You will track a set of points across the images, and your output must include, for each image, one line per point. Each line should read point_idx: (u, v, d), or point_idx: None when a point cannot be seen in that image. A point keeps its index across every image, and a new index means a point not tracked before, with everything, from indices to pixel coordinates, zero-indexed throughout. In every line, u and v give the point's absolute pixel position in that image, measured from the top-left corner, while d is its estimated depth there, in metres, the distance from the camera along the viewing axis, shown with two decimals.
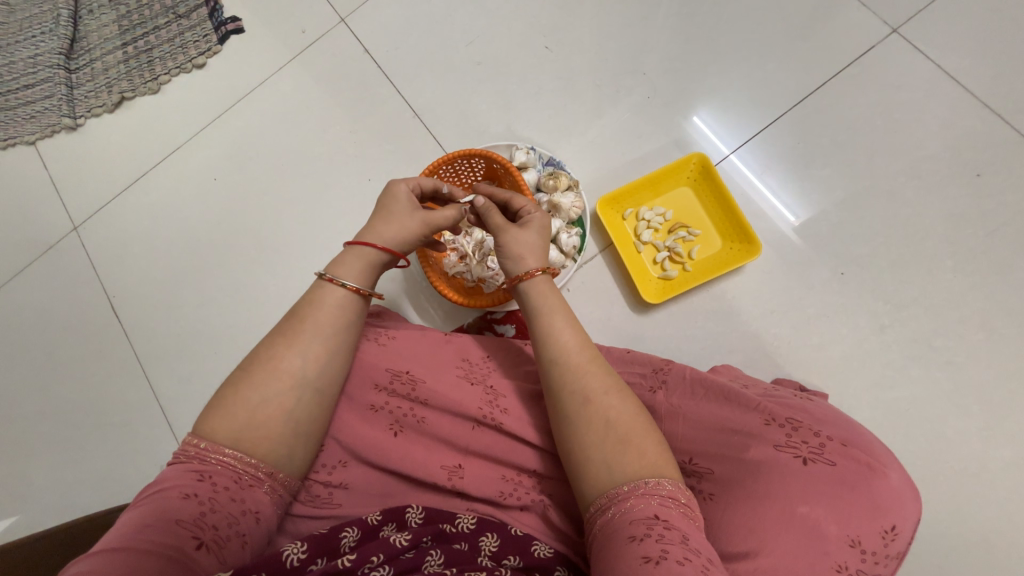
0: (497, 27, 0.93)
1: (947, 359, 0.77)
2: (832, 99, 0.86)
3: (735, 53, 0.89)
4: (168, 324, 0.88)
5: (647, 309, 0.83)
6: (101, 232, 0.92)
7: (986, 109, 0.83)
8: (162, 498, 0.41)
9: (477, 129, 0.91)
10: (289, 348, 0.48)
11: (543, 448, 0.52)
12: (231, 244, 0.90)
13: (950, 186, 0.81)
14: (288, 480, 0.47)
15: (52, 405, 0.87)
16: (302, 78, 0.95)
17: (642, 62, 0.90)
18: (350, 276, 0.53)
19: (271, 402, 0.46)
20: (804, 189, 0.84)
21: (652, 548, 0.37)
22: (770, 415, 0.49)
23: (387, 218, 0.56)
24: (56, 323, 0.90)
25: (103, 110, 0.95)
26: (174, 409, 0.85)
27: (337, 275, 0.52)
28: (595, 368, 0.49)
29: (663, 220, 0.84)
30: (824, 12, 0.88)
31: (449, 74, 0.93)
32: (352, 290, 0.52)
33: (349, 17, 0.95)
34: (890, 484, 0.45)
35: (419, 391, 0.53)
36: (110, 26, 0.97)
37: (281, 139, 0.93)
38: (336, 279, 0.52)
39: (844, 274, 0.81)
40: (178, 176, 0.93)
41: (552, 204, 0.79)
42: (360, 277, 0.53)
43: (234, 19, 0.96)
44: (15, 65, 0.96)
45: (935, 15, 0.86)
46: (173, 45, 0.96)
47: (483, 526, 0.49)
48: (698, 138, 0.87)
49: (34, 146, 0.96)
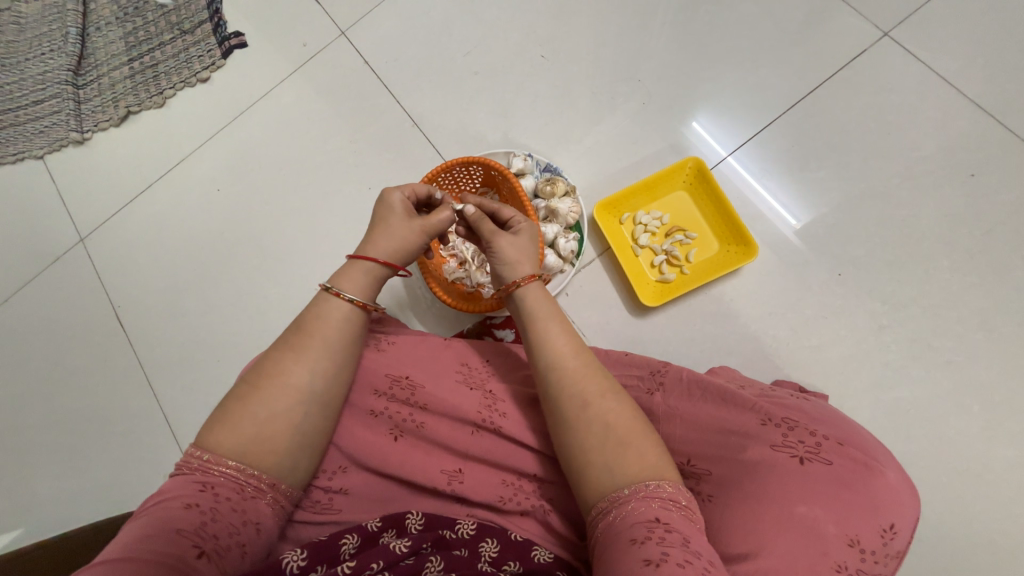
0: (495, 37, 0.95)
1: (947, 359, 0.76)
2: (826, 102, 0.87)
3: (729, 58, 0.90)
4: (172, 333, 0.89)
5: (646, 312, 0.83)
6: (106, 243, 0.94)
7: (979, 109, 0.83)
8: (163, 508, 0.41)
9: (475, 137, 0.92)
10: (297, 362, 0.49)
11: (542, 452, 0.52)
12: (233, 253, 0.92)
13: (946, 186, 0.81)
14: (289, 491, 0.47)
15: (58, 414, 0.88)
16: (303, 90, 0.96)
17: (638, 68, 0.91)
18: (354, 291, 0.53)
19: (279, 417, 0.47)
20: (801, 191, 0.85)
21: (653, 550, 0.37)
22: (767, 415, 0.49)
23: (385, 229, 0.57)
24: (63, 333, 0.91)
25: (110, 124, 0.97)
26: (176, 418, 0.86)
27: (341, 290, 0.53)
28: (591, 373, 0.49)
29: (660, 224, 0.85)
30: (817, 17, 0.89)
31: (447, 83, 0.94)
32: (358, 306, 0.53)
33: (349, 30, 0.97)
34: (887, 482, 0.45)
35: (419, 395, 0.54)
36: (117, 42, 1.00)
37: (282, 149, 0.95)
38: (340, 294, 0.53)
39: (842, 274, 0.81)
40: (183, 187, 0.95)
41: (550, 209, 0.80)
42: (365, 293, 0.54)
43: (238, 34, 0.98)
44: (24, 82, 0.98)
45: (926, 17, 0.86)
46: (178, 60, 0.98)
47: (483, 531, 0.49)
48: (695, 142, 0.88)
49: (42, 160, 0.97)
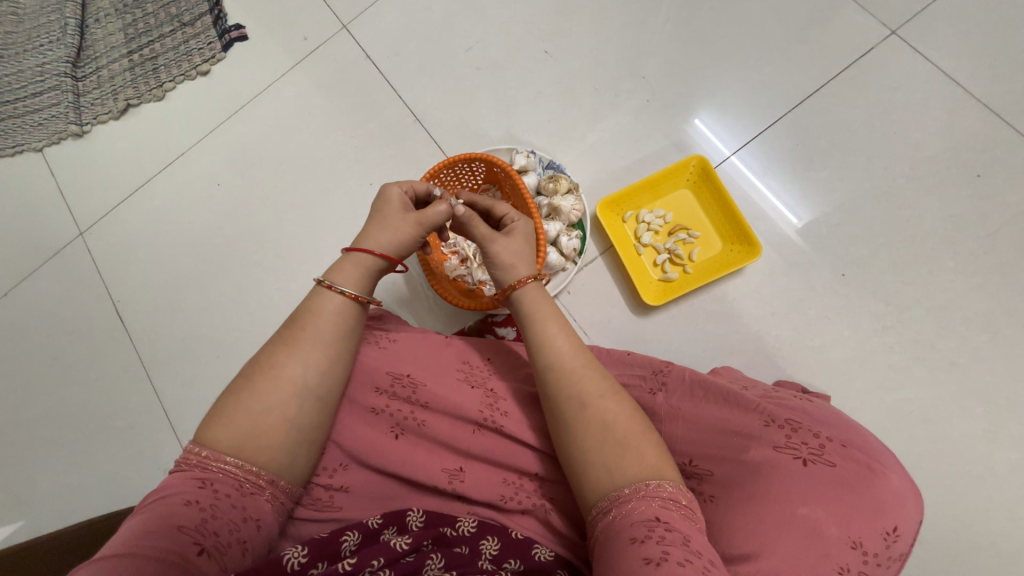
0: (497, 32, 0.94)
1: (949, 360, 0.76)
2: (831, 101, 0.86)
3: (733, 56, 0.89)
4: (172, 328, 0.89)
5: (647, 311, 0.83)
6: (106, 237, 0.93)
7: (985, 109, 0.82)
8: (164, 504, 0.41)
9: (477, 133, 0.91)
10: (290, 356, 0.49)
11: (542, 450, 0.52)
12: (233, 248, 0.91)
13: (951, 187, 0.81)
14: (289, 487, 0.47)
15: (57, 408, 0.88)
16: (303, 84, 0.96)
17: (642, 65, 0.90)
18: (347, 283, 0.53)
19: (273, 412, 0.46)
20: (805, 190, 0.84)
21: (653, 549, 0.37)
22: (770, 416, 0.49)
23: (381, 223, 0.57)
24: (62, 327, 0.90)
25: (109, 117, 0.97)
26: (176, 413, 0.86)
27: (334, 283, 0.53)
28: (591, 372, 0.49)
29: (663, 222, 0.85)
30: (822, 14, 0.88)
31: (449, 79, 0.93)
32: (351, 298, 0.53)
33: (350, 24, 0.96)
34: (891, 484, 0.44)
35: (419, 394, 0.54)
36: (116, 34, 0.99)
37: (283, 144, 0.94)
38: (333, 287, 0.52)
39: (845, 275, 0.81)
40: (182, 182, 0.94)
41: (552, 207, 0.79)
42: (358, 285, 0.54)
43: (238, 27, 0.98)
44: (23, 74, 0.97)
45: (933, 16, 0.86)
46: (177, 52, 0.97)
47: (484, 529, 0.48)
48: (698, 140, 0.87)
49: (41, 152, 0.97)
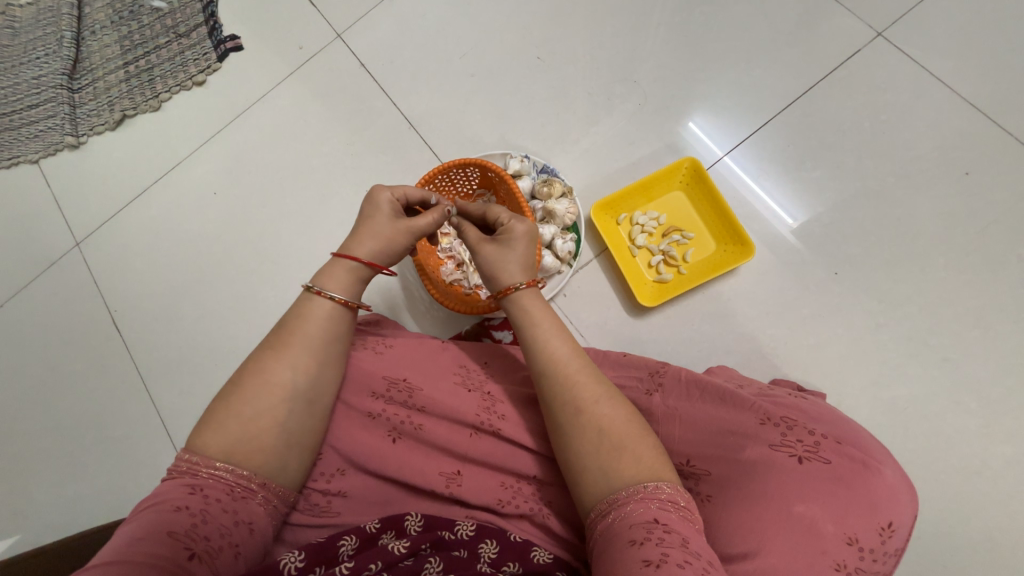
0: (490, 39, 0.95)
1: (943, 357, 0.77)
2: (820, 102, 0.87)
3: (724, 59, 0.90)
4: (170, 336, 0.89)
5: (643, 312, 0.83)
6: (103, 247, 0.94)
7: (973, 109, 0.83)
8: (155, 512, 0.41)
9: (472, 139, 0.92)
10: (279, 360, 0.49)
11: (540, 452, 0.52)
12: (231, 256, 0.92)
13: (940, 185, 0.82)
14: (282, 491, 0.47)
15: (54, 419, 0.88)
16: (299, 93, 0.96)
17: (634, 70, 0.91)
18: (337, 289, 0.53)
19: (263, 415, 0.46)
20: (797, 190, 0.85)
21: (652, 551, 0.37)
22: (765, 414, 0.49)
23: (370, 228, 0.57)
24: (60, 339, 0.90)
25: (105, 128, 0.97)
26: (175, 424, 0.85)
27: (324, 288, 0.53)
28: (585, 377, 0.49)
29: (657, 224, 0.85)
30: (811, 17, 0.89)
31: (444, 85, 0.94)
32: (340, 303, 0.53)
33: (345, 33, 0.97)
34: (885, 480, 0.45)
35: (416, 398, 0.53)
36: (113, 46, 0.99)
37: (279, 152, 0.94)
38: (323, 292, 0.53)
39: (839, 274, 0.81)
40: (179, 191, 0.95)
41: (546, 211, 0.80)
42: (348, 290, 0.54)
43: (233, 38, 0.99)
44: (19, 87, 0.98)
45: (919, 17, 0.87)
46: (173, 63, 0.98)
47: (483, 532, 0.48)
48: (691, 142, 0.88)
49: (38, 163, 0.97)
